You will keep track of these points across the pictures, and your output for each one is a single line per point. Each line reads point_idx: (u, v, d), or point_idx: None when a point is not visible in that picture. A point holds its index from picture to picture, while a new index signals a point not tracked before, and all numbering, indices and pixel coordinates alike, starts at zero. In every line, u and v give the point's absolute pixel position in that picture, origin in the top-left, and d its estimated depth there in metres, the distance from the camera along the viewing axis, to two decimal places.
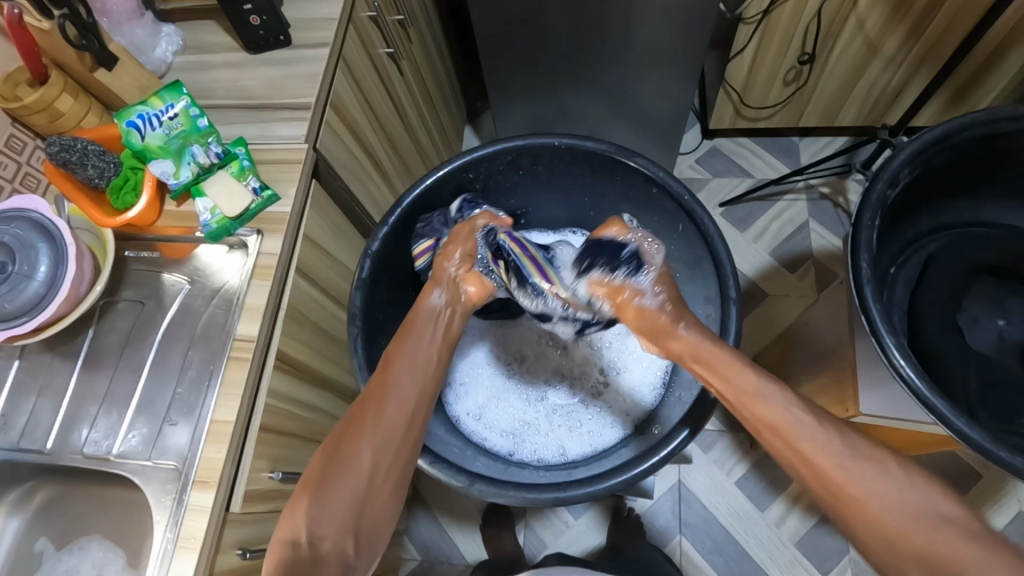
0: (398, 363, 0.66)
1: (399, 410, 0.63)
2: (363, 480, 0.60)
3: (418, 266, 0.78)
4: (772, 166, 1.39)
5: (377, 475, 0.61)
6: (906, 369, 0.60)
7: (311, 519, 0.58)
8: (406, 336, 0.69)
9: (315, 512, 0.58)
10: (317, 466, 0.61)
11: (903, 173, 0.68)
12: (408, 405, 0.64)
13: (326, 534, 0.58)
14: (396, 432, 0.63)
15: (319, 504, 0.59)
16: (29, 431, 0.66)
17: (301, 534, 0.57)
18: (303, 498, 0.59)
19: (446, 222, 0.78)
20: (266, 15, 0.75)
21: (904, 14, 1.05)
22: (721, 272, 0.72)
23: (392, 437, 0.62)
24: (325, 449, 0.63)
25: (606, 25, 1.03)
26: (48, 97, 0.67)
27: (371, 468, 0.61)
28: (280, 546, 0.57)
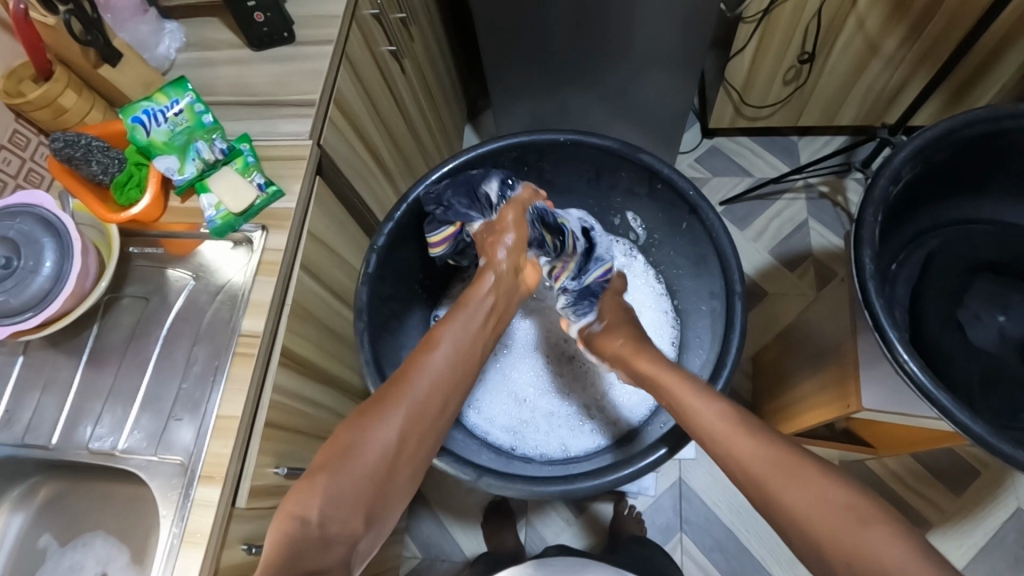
0: (442, 342, 0.63)
1: (434, 390, 0.61)
2: (386, 457, 0.56)
3: (437, 253, 0.77)
4: (772, 165, 1.39)
5: (400, 457, 0.57)
6: (909, 363, 0.61)
7: (326, 496, 0.53)
8: (447, 318, 0.66)
9: (332, 487, 0.53)
10: (338, 443, 0.56)
11: (905, 170, 0.69)
12: (442, 384, 0.62)
13: (338, 515, 0.53)
14: (427, 409, 0.60)
15: (337, 479, 0.54)
16: (33, 427, 0.65)
17: (312, 512, 0.52)
18: (319, 476, 0.54)
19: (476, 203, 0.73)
20: (270, 12, 0.75)
21: (903, 14, 1.06)
22: (726, 267, 0.72)
23: (422, 415, 0.59)
24: (347, 424, 0.58)
25: (608, 23, 1.03)
26: (52, 93, 0.67)
27: (396, 444, 0.57)
28: (286, 521, 0.51)
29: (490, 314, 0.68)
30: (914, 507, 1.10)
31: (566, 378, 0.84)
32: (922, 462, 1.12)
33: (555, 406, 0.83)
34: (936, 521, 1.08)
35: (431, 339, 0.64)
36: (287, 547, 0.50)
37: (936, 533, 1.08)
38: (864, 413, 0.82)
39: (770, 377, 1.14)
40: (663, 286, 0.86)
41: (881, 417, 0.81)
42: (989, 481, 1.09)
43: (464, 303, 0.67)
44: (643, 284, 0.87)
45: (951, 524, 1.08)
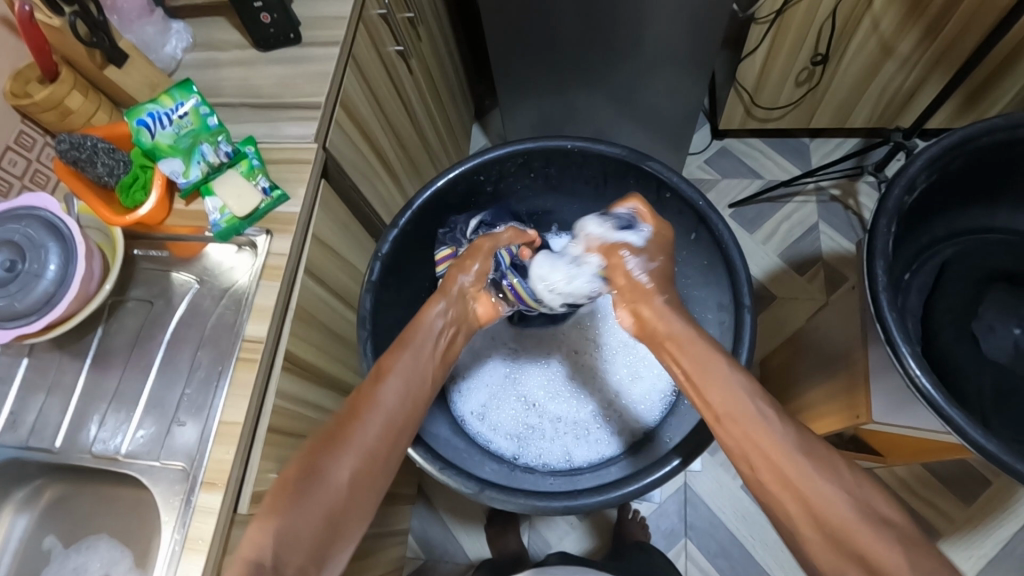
0: (392, 376, 0.64)
1: (386, 427, 0.62)
2: (337, 497, 0.58)
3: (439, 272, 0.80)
4: (782, 168, 1.38)
5: (350, 497, 0.59)
6: (921, 379, 0.59)
7: (278, 539, 0.55)
8: (397, 351, 0.67)
9: (285, 527, 0.55)
10: (289, 481, 0.58)
11: (920, 178, 0.67)
12: (392, 424, 0.63)
13: (294, 558, 0.55)
14: (379, 448, 0.61)
15: (289, 518, 0.56)
16: (38, 430, 0.66)
17: (267, 556, 0.53)
18: (271, 515, 0.55)
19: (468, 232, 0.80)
20: (277, 13, 0.74)
21: (919, 16, 1.04)
22: (735, 279, 0.71)
23: (375, 455, 0.61)
24: (301, 457, 0.59)
25: (617, 23, 1.02)
26: (58, 95, 0.67)
27: (346, 485, 0.59)
28: (241, 566, 0.53)
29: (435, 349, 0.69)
30: (924, 515, 1.08)
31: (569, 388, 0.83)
32: (933, 470, 1.10)
33: (557, 414, 0.82)
34: (945, 530, 1.07)
35: (378, 373, 0.65)
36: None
37: (946, 542, 1.06)
38: (874, 424, 0.82)
39: (778, 383, 1.13)
40: None
41: (892, 429, 0.81)
42: (1000, 491, 1.08)
43: (412, 336, 0.68)
44: None
45: (961, 534, 1.06)
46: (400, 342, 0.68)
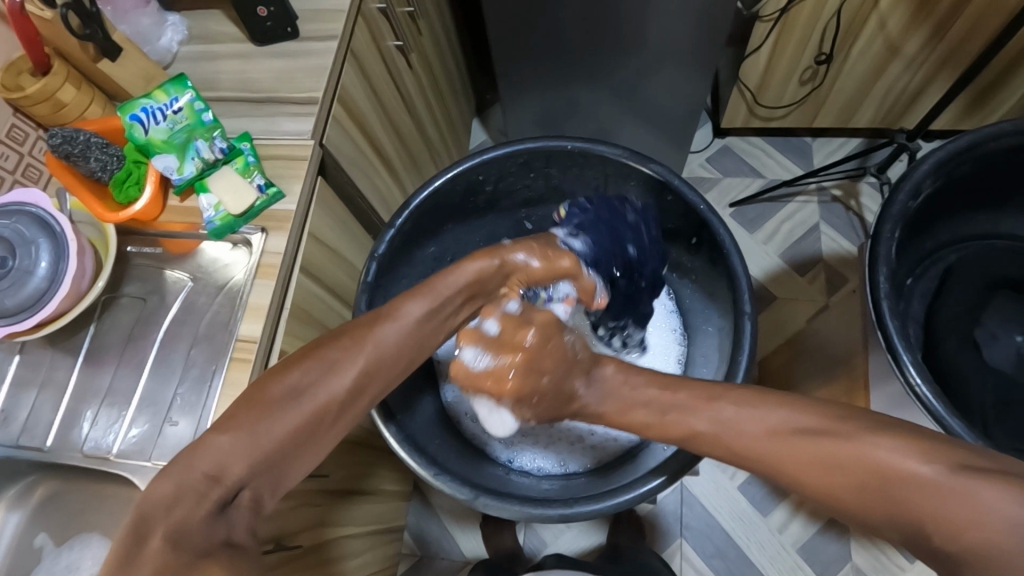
0: (405, 315, 0.58)
1: (387, 364, 0.56)
2: (314, 412, 0.52)
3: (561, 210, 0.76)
4: (785, 168, 1.36)
5: (329, 417, 0.52)
6: (921, 386, 0.59)
7: (243, 452, 0.48)
8: (415, 293, 0.60)
9: (251, 444, 0.49)
10: (266, 391, 0.51)
11: (925, 184, 0.66)
12: (395, 352, 0.56)
13: (257, 480, 0.49)
14: (375, 382, 0.55)
15: (256, 429, 0.49)
16: (29, 428, 0.65)
17: (223, 469, 0.48)
18: (237, 423, 0.50)
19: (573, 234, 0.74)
20: (274, 6, 0.73)
21: (926, 15, 1.02)
22: (736, 285, 0.70)
23: (369, 378, 0.55)
24: (277, 376, 0.52)
25: (620, 19, 1.00)
26: (50, 87, 0.66)
27: (330, 405, 0.53)
28: (197, 479, 0.47)
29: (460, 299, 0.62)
30: None
31: None
32: None
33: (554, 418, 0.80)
34: None
35: (389, 311, 0.58)
36: (175, 498, 0.46)
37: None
38: None
39: None
40: (673, 303, 0.85)
41: None
42: None
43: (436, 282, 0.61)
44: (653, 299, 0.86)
45: None
46: (419, 287, 0.60)
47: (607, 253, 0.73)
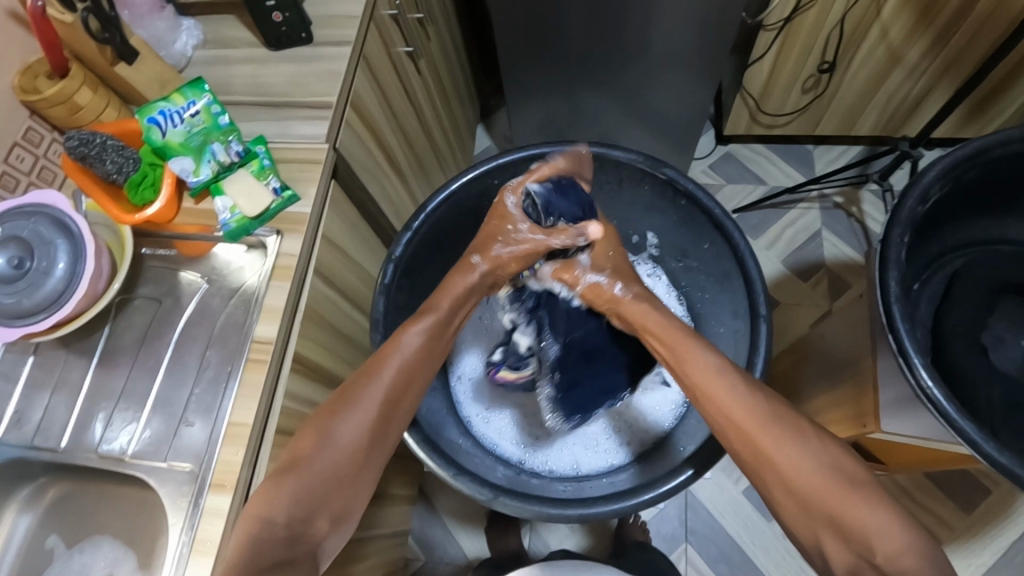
0: (416, 323, 0.64)
1: (405, 388, 0.61)
2: (355, 450, 0.57)
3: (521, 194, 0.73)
4: (788, 174, 1.38)
5: (367, 449, 0.57)
6: (932, 389, 0.60)
7: (294, 498, 0.53)
8: (416, 318, 0.65)
9: (297, 490, 0.53)
10: (306, 441, 0.56)
11: (933, 189, 0.67)
12: (409, 373, 0.61)
13: (312, 516, 0.53)
14: (397, 405, 0.60)
15: (306, 479, 0.54)
16: (44, 429, 0.65)
17: (280, 515, 0.52)
18: (285, 476, 0.53)
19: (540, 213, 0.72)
20: (289, 11, 0.74)
21: (927, 25, 1.04)
22: (751, 288, 0.71)
23: (392, 403, 0.60)
24: (311, 423, 0.57)
25: (627, 27, 1.02)
26: (68, 90, 0.66)
27: (365, 439, 0.57)
28: (248, 523, 0.51)
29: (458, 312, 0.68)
30: (925, 523, 1.08)
31: None
32: (932, 478, 1.10)
33: None
34: (945, 539, 1.07)
35: (392, 343, 0.63)
36: (250, 553, 0.49)
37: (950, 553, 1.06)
38: (881, 434, 0.82)
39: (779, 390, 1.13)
40: (684, 308, 0.86)
41: (899, 439, 0.80)
42: (999, 500, 1.08)
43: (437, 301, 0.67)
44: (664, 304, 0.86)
45: (960, 543, 1.07)
46: (421, 310, 0.66)
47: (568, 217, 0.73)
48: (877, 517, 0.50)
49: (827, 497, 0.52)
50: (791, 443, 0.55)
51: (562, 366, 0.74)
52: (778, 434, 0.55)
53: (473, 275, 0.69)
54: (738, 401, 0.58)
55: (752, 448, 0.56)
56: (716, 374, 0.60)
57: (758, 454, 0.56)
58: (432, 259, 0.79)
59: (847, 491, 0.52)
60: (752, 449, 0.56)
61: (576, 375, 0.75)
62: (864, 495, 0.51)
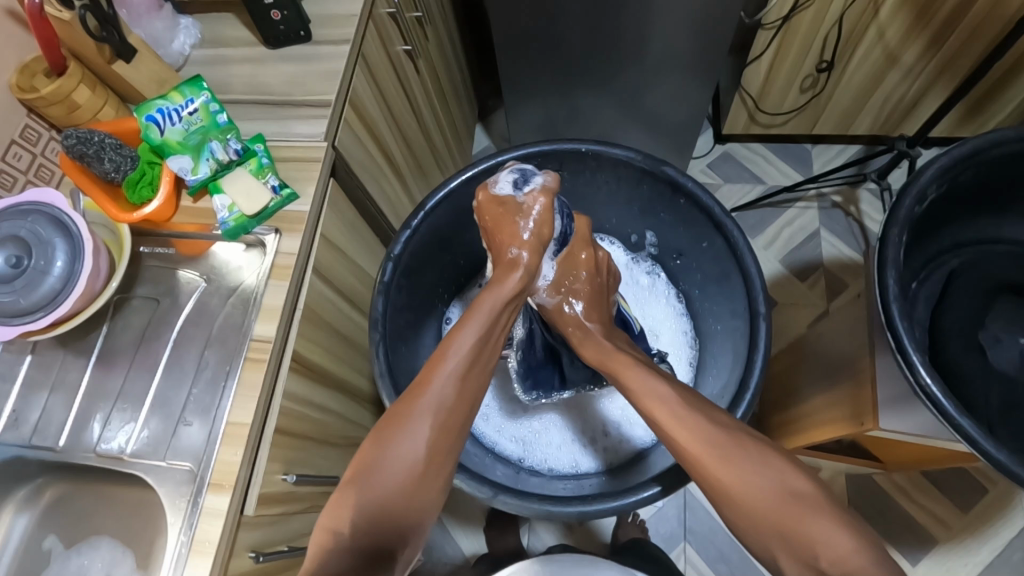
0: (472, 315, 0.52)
1: (464, 398, 0.52)
2: (416, 466, 0.49)
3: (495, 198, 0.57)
4: (786, 174, 1.38)
5: (430, 463, 0.49)
6: (931, 387, 0.60)
7: (359, 515, 0.47)
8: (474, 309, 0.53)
9: (358, 515, 0.48)
10: (364, 455, 0.50)
11: (930, 189, 0.67)
12: (469, 373, 0.52)
13: (381, 535, 0.48)
14: (461, 419, 0.52)
15: (366, 498, 0.48)
16: (41, 429, 0.65)
17: (345, 537, 0.47)
18: (348, 492, 0.49)
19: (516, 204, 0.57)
20: (287, 10, 0.74)
21: (924, 25, 1.04)
22: (750, 287, 0.71)
23: (455, 409, 0.51)
24: (368, 441, 0.50)
25: (625, 27, 1.02)
26: (65, 89, 0.66)
27: (426, 453, 0.50)
28: (319, 543, 0.47)
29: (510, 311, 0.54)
30: (922, 522, 1.09)
31: None
32: (930, 476, 1.11)
33: (565, 421, 0.81)
34: (942, 538, 1.07)
35: (444, 342, 0.53)
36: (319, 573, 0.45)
37: (939, 551, 1.07)
38: (879, 432, 0.80)
39: (777, 389, 1.13)
40: (682, 306, 0.87)
41: (897, 438, 0.80)
42: (996, 499, 1.08)
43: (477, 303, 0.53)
44: (663, 302, 0.88)
45: (957, 541, 1.07)
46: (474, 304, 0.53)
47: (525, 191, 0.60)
48: (841, 530, 0.44)
49: (781, 518, 0.46)
50: (735, 460, 0.49)
51: (525, 350, 0.74)
52: (722, 457, 0.50)
53: (517, 271, 0.54)
54: (680, 424, 0.53)
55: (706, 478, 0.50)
56: (658, 393, 0.55)
57: (703, 478, 0.50)
58: (431, 259, 0.79)
59: (801, 505, 0.46)
60: (698, 472, 0.51)
61: (543, 361, 0.75)
62: (822, 509, 0.46)
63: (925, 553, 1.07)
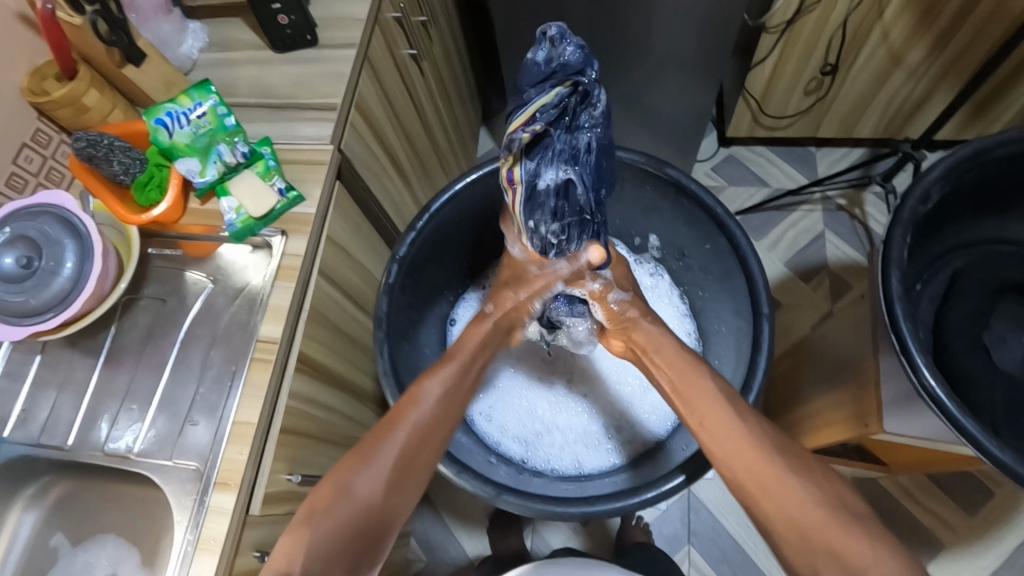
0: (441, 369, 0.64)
1: (426, 435, 0.60)
2: (375, 504, 0.56)
3: (533, 64, 0.56)
4: (789, 176, 1.38)
5: (386, 502, 0.56)
6: (934, 388, 0.60)
7: (312, 547, 0.52)
8: (437, 367, 0.64)
9: (318, 532, 0.53)
10: (326, 492, 0.55)
11: (934, 189, 0.67)
12: (429, 424, 0.60)
13: (329, 568, 0.52)
14: (417, 459, 0.59)
15: (322, 531, 0.53)
16: (50, 427, 0.65)
17: (297, 564, 0.51)
18: (305, 526, 0.53)
19: (547, 66, 0.55)
20: (294, 14, 0.75)
21: (928, 27, 1.05)
22: (754, 287, 0.72)
23: (413, 456, 0.59)
24: (334, 469, 0.57)
25: (629, 29, 1.02)
26: (75, 92, 0.67)
27: (384, 492, 0.56)
28: (275, 569, 0.52)
29: (480, 361, 0.68)
30: (927, 525, 1.08)
31: (576, 389, 0.84)
32: (935, 480, 1.10)
33: (570, 422, 0.82)
34: (948, 541, 1.07)
35: (413, 393, 0.62)
36: None
37: (948, 554, 1.06)
38: (884, 434, 0.80)
39: (780, 391, 1.13)
40: (687, 306, 0.86)
41: (902, 440, 0.79)
42: (1003, 503, 1.08)
43: (456, 350, 0.67)
44: (668, 303, 0.87)
45: (963, 545, 1.07)
46: (444, 359, 0.66)
47: (539, 77, 0.56)
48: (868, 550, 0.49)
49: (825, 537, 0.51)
50: (790, 483, 0.54)
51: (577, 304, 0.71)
52: (778, 476, 0.54)
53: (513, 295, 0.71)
54: (742, 441, 0.57)
55: (757, 483, 0.55)
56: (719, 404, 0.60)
57: (764, 488, 0.54)
58: (436, 261, 0.80)
59: (849, 525, 0.51)
60: (762, 488, 0.55)
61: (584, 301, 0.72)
62: (854, 529, 0.50)
63: (931, 556, 1.06)
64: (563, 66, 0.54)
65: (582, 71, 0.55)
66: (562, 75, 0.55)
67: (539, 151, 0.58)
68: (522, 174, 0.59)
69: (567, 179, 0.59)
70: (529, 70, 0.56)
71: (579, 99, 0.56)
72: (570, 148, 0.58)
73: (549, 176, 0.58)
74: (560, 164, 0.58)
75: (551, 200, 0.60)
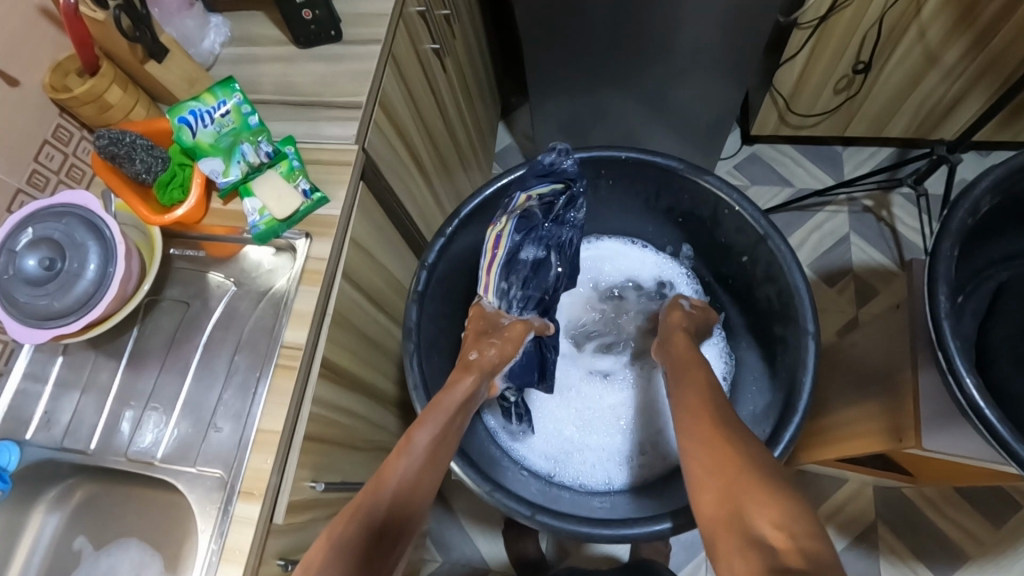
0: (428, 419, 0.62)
1: (413, 483, 0.57)
2: (371, 552, 0.52)
3: (540, 162, 0.73)
4: (815, 177, 1.35)
5: (382, 551, 0.52)
6: (984, 409, 0.57)
7: None
8: (422, 418, 0.62)
9: None
10: (319, 549, 0.51)
11: (983, 202, 0.65)
12: (423, 469, 0.59)
13: None
14: (410, 501, 0.57)
15: None
16: (73, 430, 0.65)
17: None
18: None
19: (546, 171, 0.73)
20: (319, 9, 0.72)
21: (968, 25, 1.01)
22: (798, 305, 0.70)
23: (406, 501, 0.56)
24: (325, 529, 0.53)
25: (658, 26, 0.99)
26: (98, 89, 0.66)
27: (379, 539, 0.53)
28: None
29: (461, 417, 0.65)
30: (953, 538, 1.06)
31: (607, 413, 0.82)
32: (963, 492, 1.08)
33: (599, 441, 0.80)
34: (973, 554, 1.05)
35: (403, 442, 0.60)
36: None
37: (973, 567, 1.04)
38: (919, 449, 0.76)
39: None
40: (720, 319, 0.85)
41: (939, 455, 0.75)
42: None
43: (441, 401, 0.64)
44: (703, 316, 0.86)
45: (989, 558, 1.04)
46: (428, 409, 0.63)
47: (538, 171, 0.73)
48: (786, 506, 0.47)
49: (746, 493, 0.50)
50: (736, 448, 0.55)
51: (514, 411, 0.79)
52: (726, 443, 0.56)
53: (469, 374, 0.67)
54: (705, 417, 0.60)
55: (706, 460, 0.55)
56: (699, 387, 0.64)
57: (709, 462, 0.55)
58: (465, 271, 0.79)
59: None
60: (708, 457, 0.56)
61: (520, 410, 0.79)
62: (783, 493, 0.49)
63: (956, 570, 1.04)
64: (563, 171, 0.72)
65: (575, 180, 0.73)
66: (563, 179, 0.73)
67: (526, 229, 0.73)
68: (508, 242, 0.72)
69: (543, 257, 0.74)
70: (532, 168, 0.73)
71: (570, 201, 0.74)
72: (548, 241, 0.74)
73: (531, 250, 0.73)
74: (540, 244, 0.74)
75: (525, 268, 0.73)
